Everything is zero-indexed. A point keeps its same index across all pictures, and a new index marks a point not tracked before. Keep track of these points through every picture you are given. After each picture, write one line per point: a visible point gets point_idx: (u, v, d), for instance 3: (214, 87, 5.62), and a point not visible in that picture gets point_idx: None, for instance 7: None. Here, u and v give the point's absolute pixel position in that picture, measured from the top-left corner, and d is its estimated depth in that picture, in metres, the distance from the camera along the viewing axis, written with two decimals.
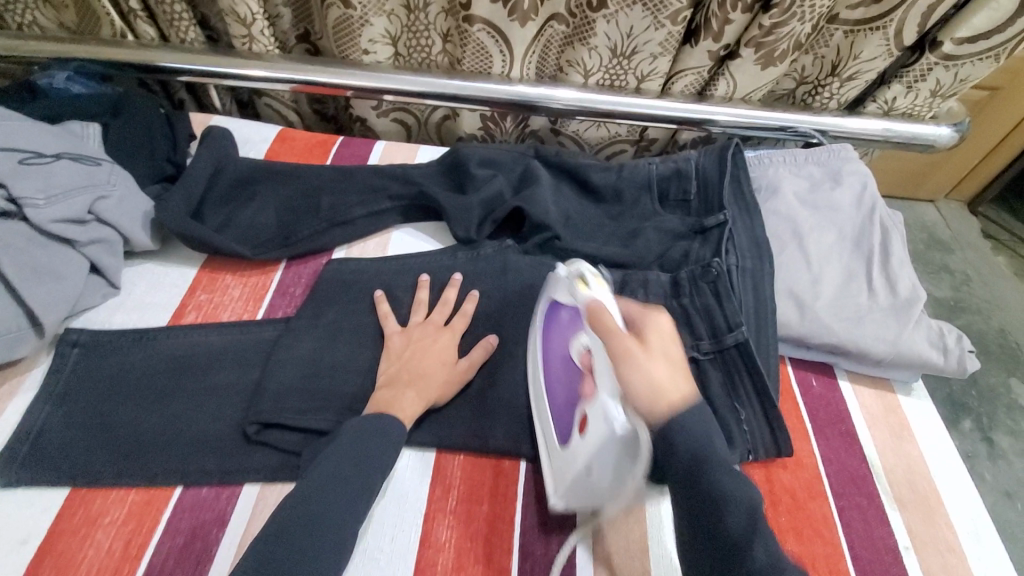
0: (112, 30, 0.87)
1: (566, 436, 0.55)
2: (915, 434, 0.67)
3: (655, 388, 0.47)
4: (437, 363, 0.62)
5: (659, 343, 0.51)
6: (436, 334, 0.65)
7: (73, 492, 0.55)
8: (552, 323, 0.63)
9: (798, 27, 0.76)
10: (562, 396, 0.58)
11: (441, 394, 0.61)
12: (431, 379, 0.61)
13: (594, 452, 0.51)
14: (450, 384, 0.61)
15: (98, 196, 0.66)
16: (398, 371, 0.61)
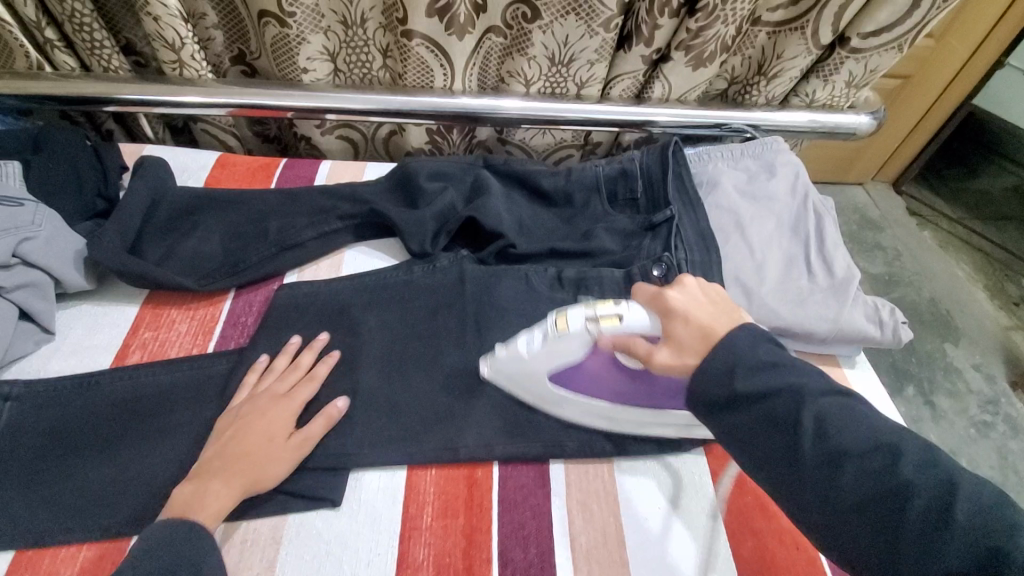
0: (27, 62, 0.83)
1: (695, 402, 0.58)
2: (863, 404, 0.71)
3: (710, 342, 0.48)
4: (262, 439, 0.55)
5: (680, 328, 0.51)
6: (270, 404, 0.58)
7: (18, 554, 0.51)
8: (571, 375, 0.61)
9: (723, 29, 0.80)
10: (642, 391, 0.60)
11: (262, 480, 0.54)
12: (255, 457, 0.54)
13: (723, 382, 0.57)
14: (278, 463, 0.55)
15: (23, 238, 0.62)
16: (213, 455, 0.54)
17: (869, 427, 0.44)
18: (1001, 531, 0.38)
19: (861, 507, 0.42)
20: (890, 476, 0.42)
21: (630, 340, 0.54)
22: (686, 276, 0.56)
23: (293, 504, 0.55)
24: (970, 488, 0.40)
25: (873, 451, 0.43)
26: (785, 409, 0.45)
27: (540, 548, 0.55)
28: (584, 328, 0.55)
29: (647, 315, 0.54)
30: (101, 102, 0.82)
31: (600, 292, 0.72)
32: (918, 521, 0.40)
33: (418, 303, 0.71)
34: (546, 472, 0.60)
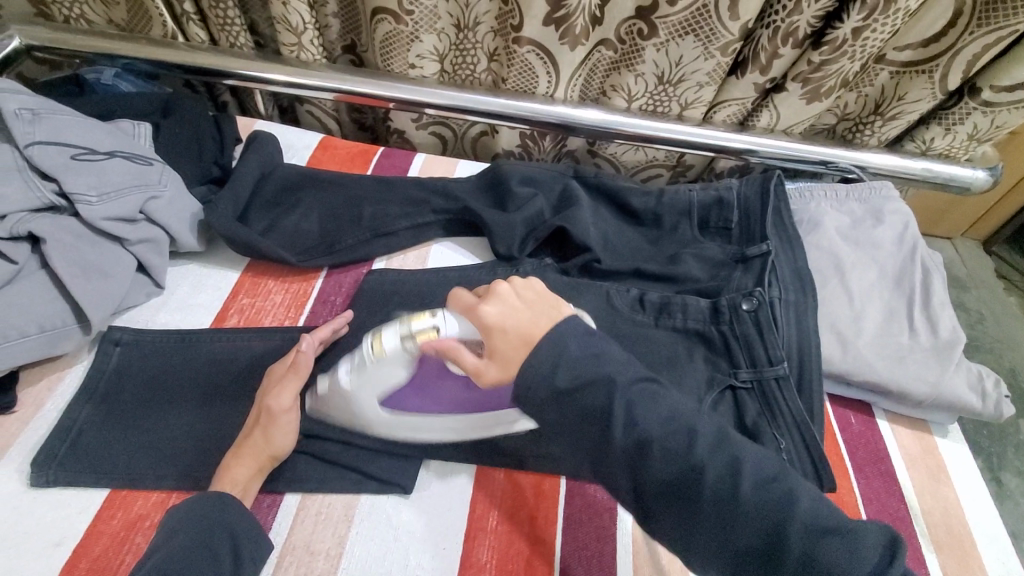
0: (163, 31, 0.88)
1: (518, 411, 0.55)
2: (953, 477, 0.67)
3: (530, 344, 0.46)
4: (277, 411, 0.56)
5: (495, 336, 0.48)
6: (284, 374, 0.60)
7: (112, 493, 0.54)
8: (399, 395, 0.57)
9: (847, 65, 0.77)
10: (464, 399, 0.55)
11: (275, 454, 0.55)
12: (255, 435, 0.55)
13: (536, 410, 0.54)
14: (282, 430, 0.56)
15: (150, 196, 0.66)
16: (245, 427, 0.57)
17: (667, 409, 0.46)
18: (779, 504, 0.43)
19: (678, 489, 0.44)
20: (689, 457, 0.44)
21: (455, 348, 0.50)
22: (500, 281, 0.52)
23: (367, 486, 0.57)
24: (750, 462, 0.45)
25: (672, 432, 0.45)
26: (600, 401, 0.44)
27: (603, 572, 0.54)
28: (400, 348, 0.53)
29: (460, 325, 0.51)
30: (224, 75, 0.86)
31: (683, 320, 0.71)
32: (712, 495, 0.43)
33: None
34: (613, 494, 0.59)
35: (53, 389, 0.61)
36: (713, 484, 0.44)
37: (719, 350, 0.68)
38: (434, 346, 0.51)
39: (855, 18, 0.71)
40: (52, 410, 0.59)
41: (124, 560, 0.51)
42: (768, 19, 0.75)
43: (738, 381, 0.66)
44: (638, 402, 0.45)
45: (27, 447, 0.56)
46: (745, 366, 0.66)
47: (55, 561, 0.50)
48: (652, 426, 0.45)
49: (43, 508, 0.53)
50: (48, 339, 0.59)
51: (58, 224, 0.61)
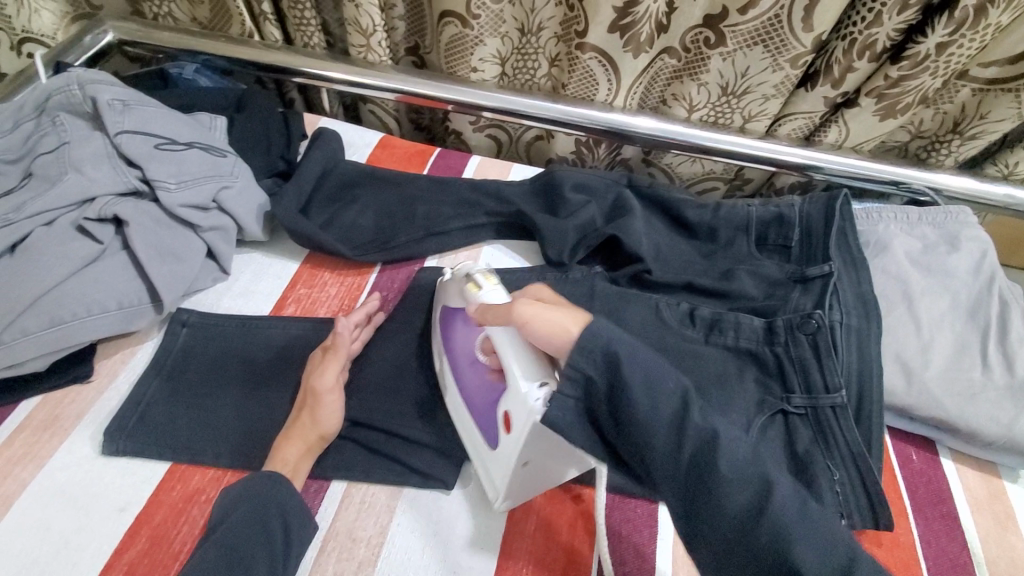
0: (242, 29, 0.93)
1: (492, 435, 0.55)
2: (1021, 526, 0.62)
3: (508, 318, 0.53)
4: (321, 392, 0.59)
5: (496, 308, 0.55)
6: (324, 358, 0.62)
7: (173, 466, 0.58)
8: (452, 330, 0.63)
9: (928, 81, 0.73)
10: (482, 398, 0.56)
11: (324, 434, 0.58)
12: (303, 419, 0.58)
13: (520, 447, 0.51)
14: (328, 413, 0.58)
15: (223, 186, 0.70)
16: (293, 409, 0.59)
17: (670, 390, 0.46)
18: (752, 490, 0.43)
19: (657, 458, 0.44)
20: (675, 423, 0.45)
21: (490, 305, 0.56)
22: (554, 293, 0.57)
23: (410, 479, 0.58)
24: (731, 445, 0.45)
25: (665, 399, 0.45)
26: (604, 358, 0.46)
27: None
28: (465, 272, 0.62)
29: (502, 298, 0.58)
30: (293, 73, 0.90)
31: (735, 339, 0.69)
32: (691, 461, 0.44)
33: None
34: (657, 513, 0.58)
35: (125, 363, 0.65)
36: (693, 454, 0.44)
37: (772, 373, 0.66)
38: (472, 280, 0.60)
39: (939, 32, 0.68)
40: (124, 383, 0.63)
41: (180, 530, 0.54)
42: (844, 30, 0.72)
43: (791, 407, 0.64)
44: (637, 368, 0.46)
45: (101, 415, 0.60)
46: (799, 392, 0.64)
47: (119, 525, 0.53)
48: (640, 397, 0.45)
49: (111, 473, 0.57)
50: (124, 316, 0.63)
51: (139, 208, 0.65)
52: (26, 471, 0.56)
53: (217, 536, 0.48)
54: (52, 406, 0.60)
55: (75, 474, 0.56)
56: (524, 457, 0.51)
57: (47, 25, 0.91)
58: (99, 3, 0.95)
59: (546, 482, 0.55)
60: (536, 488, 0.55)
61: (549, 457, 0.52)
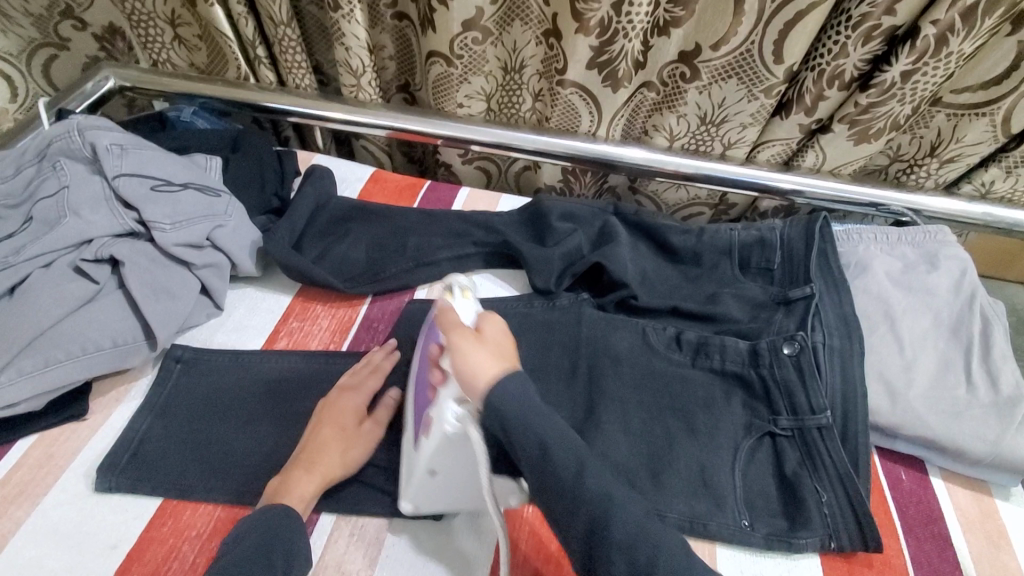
0: (238, 73, 0.97)
1: (416, 437, 0.57)
2: (1016, 546, 0.62)
3: (450, 333, 0.55)
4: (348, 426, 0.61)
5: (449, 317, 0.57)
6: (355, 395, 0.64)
7: (164, 502, 0.58)
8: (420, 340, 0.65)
9: (897, 107, 0.76)
10: (419, 407, 0.59)
11: (345, 466, 0.59)
12: (336, 445, 0.59)
13: (430, 453, 0.53)
14: (356, 447, 0.60)
15: (216, 225, 0.72)
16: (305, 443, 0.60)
17: (562, 439, 0.49)
18: (617, 515, 0.46)
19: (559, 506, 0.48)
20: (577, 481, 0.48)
21: (447, 311, 0.57)
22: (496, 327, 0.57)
23: (399, 511, 0.58)
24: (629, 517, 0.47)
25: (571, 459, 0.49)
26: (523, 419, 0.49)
27: None
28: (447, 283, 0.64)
29: (466, 308, 0.60)
30: (286, 113, 0.94)
31: (721, 362, 0.69)
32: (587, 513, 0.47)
33: (535, 335, 0.74)
34: None
35: (120, 401, 0.66)
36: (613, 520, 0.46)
37: (759, 395, 0.67)
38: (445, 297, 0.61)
39: (904, 62, 0.70)
40: (118, 420, 0.64)
41: (170, 567, 0.54)
42: (812, 62, 0.75)
43: (778, 429, 0.64)
44: (549, 431, 0.49)
45: (95, 452, 0.61)
46: (785, 414, 0.65)
47: (111, 563, 0.54)
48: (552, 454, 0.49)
49: (103, 512, 0.57)
50: (117, 354, 0.64)
51: (136, 249, 0.67)
52: (20, 509, 0.56)
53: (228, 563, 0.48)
54: (48, 444, 0.61)
55: (68, 512, 0.57)
56: (429, 465, 0.54)
57: (10, 47, 0.93)
58: (67, 35, 0.96)
59: (462, 496, 0.56)
60: (451, 500, 0.57)
61: (454, 467, 0.54)
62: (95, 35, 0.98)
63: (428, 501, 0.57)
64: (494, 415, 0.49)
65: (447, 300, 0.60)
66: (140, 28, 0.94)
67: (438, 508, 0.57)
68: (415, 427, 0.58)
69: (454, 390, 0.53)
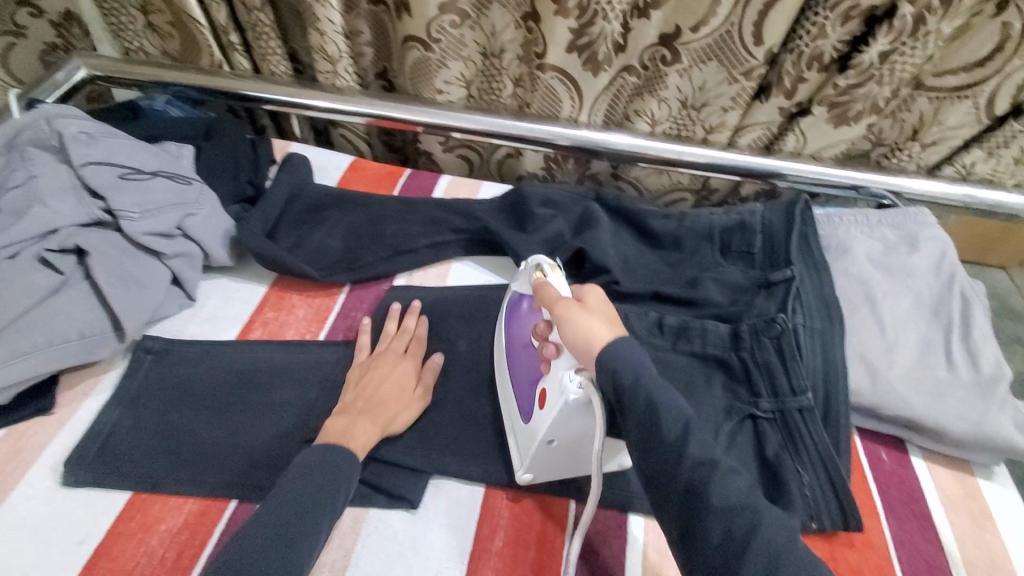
0: (212, 60, 0.95)
1: (527, 412, 0.57)
2: (998, 524, 0.62)
3: (557, 308, 0.55)
4: (395, 389, 0.62)
5: (553, 292, 0.58)
6: (397, 361, 0.65)
7: (134, 496, 0.57)
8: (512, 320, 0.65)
9: (876, 89, 0.75)
10: (525, 379, 0.59)
11: (396, 423, 0.60)
12: (390, 406, 0.60)
13: (551, 424, 0.53)
14: (406, 410, 0.61)
15: (187, 214, 0.70)
16: (353, 398, 0.60)
17: (678, 402, 0.47)
18: (722, 482, 0.43)
19: (658, 467, 0.45)
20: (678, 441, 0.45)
21: (547, 286, 0.59)
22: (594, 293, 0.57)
23: (375, 500, 0.57)
24: (734, 488, 0.43)
25: (673, 419, 0.45)
26: (622, 370, 0.48)
27: None
28: (534, 263, 0.64)
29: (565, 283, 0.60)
30: (261, 101, 0.92)
31: (702, 347, 0.69)
32: (688, 474, 0.43)
33: None
34: (625, 522, 0.59)
35: (88, 394, 0.64)
36: (716, 485, 0.42)
37: (739, 379, 0.66)
38: (538, 278, 0.61)
39: (882, 42, 0.70)
40: (86, 412, 0.62)
41: (139, 561, 0.53)
42: (792, 44, 0.74)
43: (759, 411, 0.64)
44: (659, 393, 0.47)
45: (62, 446, 0.60)
46: (766, 396, 0.64)
47: (78, 558, 0.52)
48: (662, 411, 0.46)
49: (70, 507, 0.55)
50: (85, 345, 0.62)
51: (105, 239, 0.65)
52: None
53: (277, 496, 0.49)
54: (12, 439, 0.59)
55: (34, 509, 0.55)
56: (548, 435, 0.54)
57: None
58: (23, 22, 0.89)
59: (577, 461, 0.57)
60: (569, 467, 0.58)
61: (578, 437, 0.54)
62: (53, 22, 0.92)
63: (547, 471, 0.57)
64: (609, 372, 0.48)
65: (541, 278, 0.61)
66: (112, 15, 0.91)
67: (555, 476, 0.58)
68: (524, 401, 0.59)
69: (568, 358, 0.53)
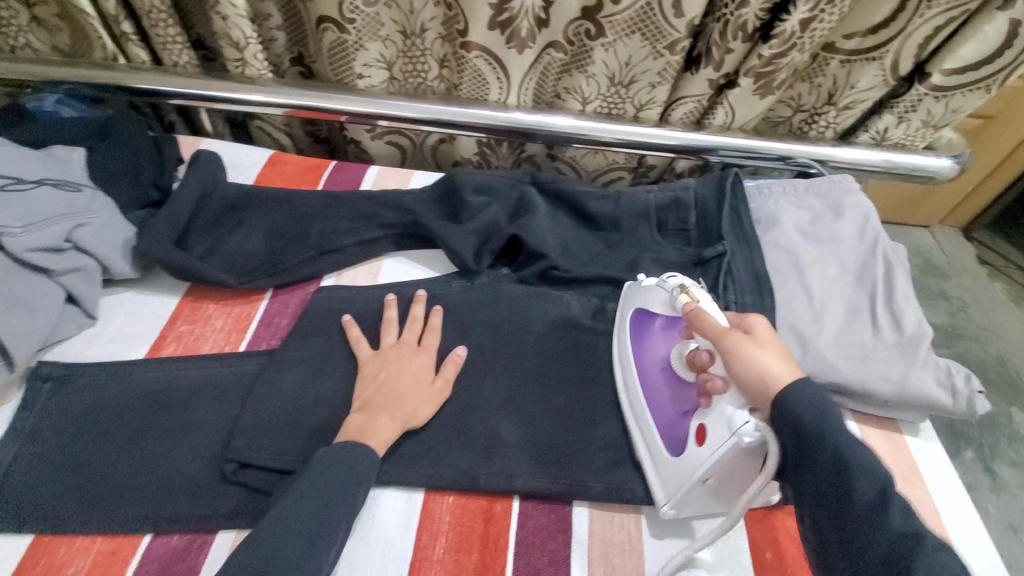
0: (104, 54, 0.86)
1: (676, 446, 0.56)
2: (924, 477, 0.65)
3: (728, 347, 0.53)
4: (412, 381, 0.61)
5: (714, 326, 0.55)
6: (413, 354, 0.64)
7: (35, 540, 0.52)
8: (655, 339, 0.64)
9: (798, 57, 0.76)
10: (671, 408, 0.59)
11: (418, 417, 0.59)
12: (407, 400, 0.59)
13: (710, 464, 0.52)
14: (426, 404, 0.60)
15: (77, 224, 0.64)
16: (373, 395, 0.59)
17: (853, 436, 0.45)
18: (881, 523, 0.41)
19: (824, 516, 0.44)
20: (832, 483, 0.44)
21: (706, 314, 0.56)
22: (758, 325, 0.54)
23: None
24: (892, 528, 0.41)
25: (812, 460, 0.45)
26: (798, 415, 0.46)
27: None
28: (671, 287, 0.61)
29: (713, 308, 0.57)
30: (166, 95, 0.84)
31: None
32: (855, 517, 0.42)
33: (452, 317, 0.70)
34: (569, 515, 0.58)
35: None
36: (872, 526, 0.41)
37: None
38: (687, 306, 0.58)
39: (802, 9, 0.70)
40: None
41: None
42: (718, 11, 0.74)
43: None
44: (834, 431, 0.45)
45: None
46: None
47: None
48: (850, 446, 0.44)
49: None
50: None
51: None
52: None
53: (283, 508, 0.49)
54: None
55: None
56: (707, 473, 0.52)
57: None
58: None
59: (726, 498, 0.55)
60: (699, 504, 0.55)
61: (740, 476, 0.52)
62: None
63: (689, 505, 0.56)
64: (790, 416, 0.46)
65: (690, 303, 0.58)
66: None
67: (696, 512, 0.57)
68: (667, 433, 0.58)
69: (738, 394, 0.51)
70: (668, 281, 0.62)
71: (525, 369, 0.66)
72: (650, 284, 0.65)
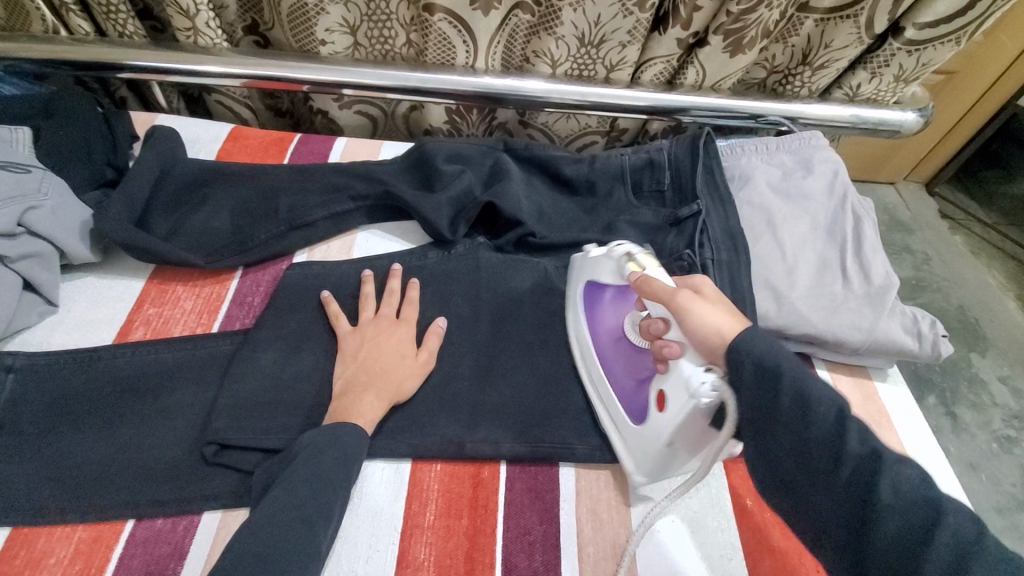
0: (44, 27, 0.81)
1: (640, 413, 0.56)
2: (892, 420, 0.68)
3: (677, 305, 0.52)
4: (394, 356, 0.60)
5: (663, 288, 0.54)
6: (391, 328, 0.63)
7: (14, 531, 0.50)
8: (609, 312, 0.65)
9: (765, 14, 0.75)
10: (635, 377, 0.59)
11: (402, 390, 0.59)
12: (391, 374, 0.59)
13: (674, 428, 0.52)
14: (410, 377, 0.60)
15: (28, 207, 0.60)
16: (354, 372, 0.59)
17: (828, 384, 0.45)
18: (884, 471, 0.40)
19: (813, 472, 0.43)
20: (826, 438, 0.42)
21: (651, 280, 0.56)
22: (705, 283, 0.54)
23: None
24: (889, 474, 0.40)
25: (802, 413, 0.43)
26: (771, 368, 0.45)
27: (546, 557, 0.53)
28: (619, 257, 0.61)
29: (659, 273, 0.58)
30: (117, 67, 0.79)
31: None
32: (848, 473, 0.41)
33: (429, 289, 0.69)
34: (556, 475, 0.59)
35: None
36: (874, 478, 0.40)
37: None
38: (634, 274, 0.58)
39: None
40: None
41: None
42: None
43: None
44: (805, 382, 0.44)
45: None
46: None
47: None
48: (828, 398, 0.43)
49: None
50: None
51: None
52: None
53: (271, 500, 0.47)
54: None
55: None
56: (672, 438, 0.52)
57: None
58: None
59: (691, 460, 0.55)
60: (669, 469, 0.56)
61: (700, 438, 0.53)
62: None
63: (658, 470, 0.56)
64: (744, 361, 0.46)
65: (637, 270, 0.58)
66: None
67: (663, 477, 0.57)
68: (631, 400, 0.58)
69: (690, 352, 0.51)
70: (615, 250, 0.62)
71: (506, 337, 0.66)
72: (597, 255, 0.65)
